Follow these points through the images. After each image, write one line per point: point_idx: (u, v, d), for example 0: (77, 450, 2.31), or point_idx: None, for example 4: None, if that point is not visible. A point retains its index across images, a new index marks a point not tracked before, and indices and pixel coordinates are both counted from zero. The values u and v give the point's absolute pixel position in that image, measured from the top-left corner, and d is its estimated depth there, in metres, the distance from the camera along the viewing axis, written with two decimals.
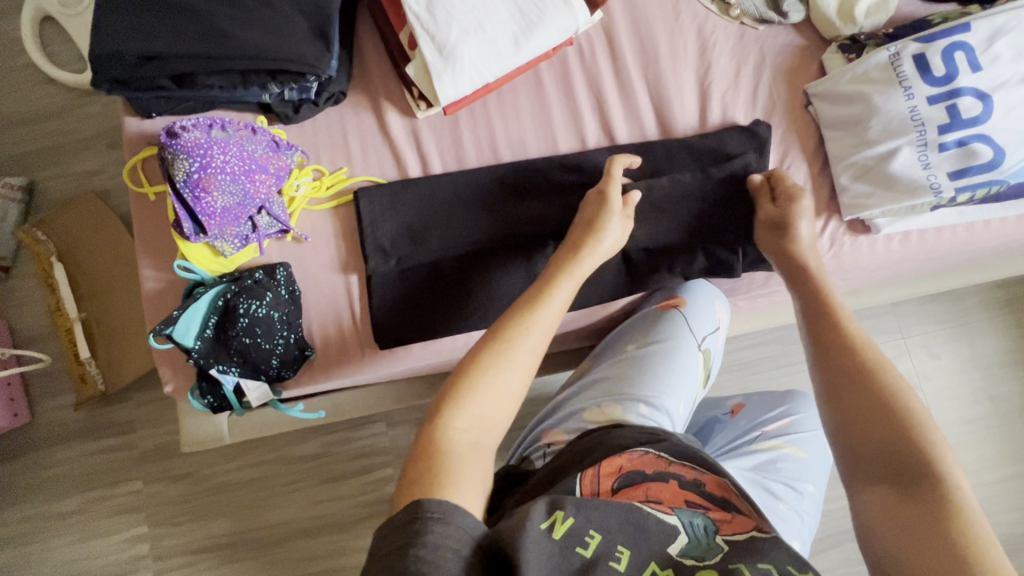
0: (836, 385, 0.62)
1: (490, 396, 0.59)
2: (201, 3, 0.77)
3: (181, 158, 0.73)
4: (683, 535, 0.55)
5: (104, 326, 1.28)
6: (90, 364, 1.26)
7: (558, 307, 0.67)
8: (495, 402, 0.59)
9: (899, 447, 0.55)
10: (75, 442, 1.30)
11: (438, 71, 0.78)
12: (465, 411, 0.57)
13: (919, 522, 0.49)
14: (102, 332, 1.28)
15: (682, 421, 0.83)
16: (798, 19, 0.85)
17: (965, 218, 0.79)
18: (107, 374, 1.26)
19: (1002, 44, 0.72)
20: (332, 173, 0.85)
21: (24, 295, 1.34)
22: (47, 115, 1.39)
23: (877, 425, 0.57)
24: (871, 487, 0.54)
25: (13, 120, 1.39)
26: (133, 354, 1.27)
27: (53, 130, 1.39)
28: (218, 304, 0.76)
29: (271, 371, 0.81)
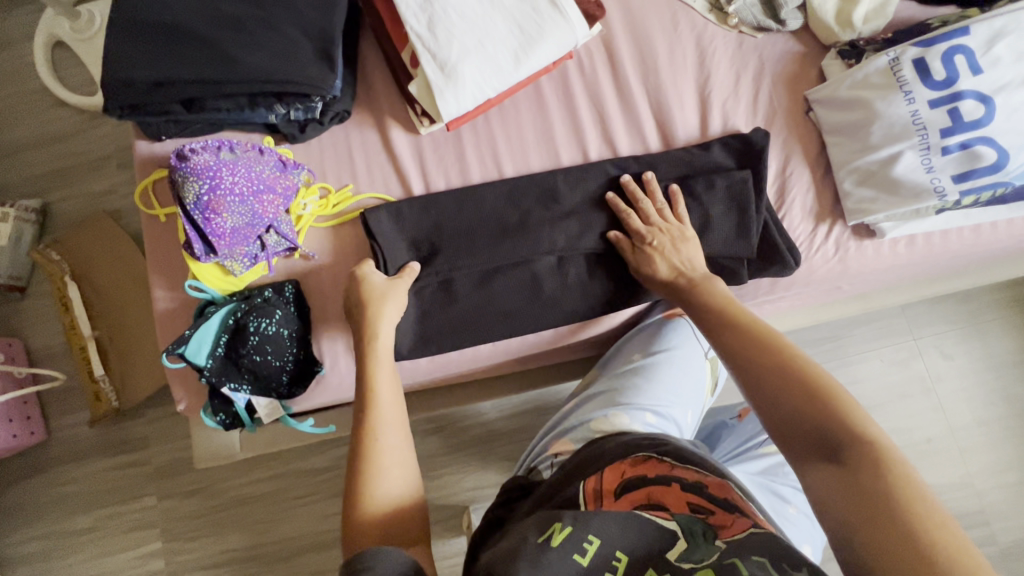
0: (747, 377, 0.63)
1: (391, 459, 0.66)
2: (207, 29, 0.79)
3: (191, 180, 0.74)
4: (683, 538, 0.54)
5: (118, 343, 1.30)
6: (104, 382, 1.28)
7: (389, 358, 0.74)
8: (396, 454, 0.67)
9: (820, 422, 0.56)
10: (90, 459, 1.31)
11: (440, 89, 0.79)
12: (379, 477, 0.65)
13: (860, 492, 0.51)
14: (115, 349, 1.30)
15: (690, 430, 0.84)
16: (796, 27, 0.86)
17: (971, 220, 0.79)
18: (121, 391, 1.28)
19: (1003, 46, 0.72)
20: (338, 191, 0.86)
21: (39, 314, 1.37)
22: (61, 137, 1.43)
23: (792, 404, 0.58)
24: (811, 467, 0.55)
25: (28, 143, 1.43)
26: (145, 370, 1.29)
27: (67, 152, 1.42)
28: (229, 323, 0.78)
29: (281, 389, 0.82)
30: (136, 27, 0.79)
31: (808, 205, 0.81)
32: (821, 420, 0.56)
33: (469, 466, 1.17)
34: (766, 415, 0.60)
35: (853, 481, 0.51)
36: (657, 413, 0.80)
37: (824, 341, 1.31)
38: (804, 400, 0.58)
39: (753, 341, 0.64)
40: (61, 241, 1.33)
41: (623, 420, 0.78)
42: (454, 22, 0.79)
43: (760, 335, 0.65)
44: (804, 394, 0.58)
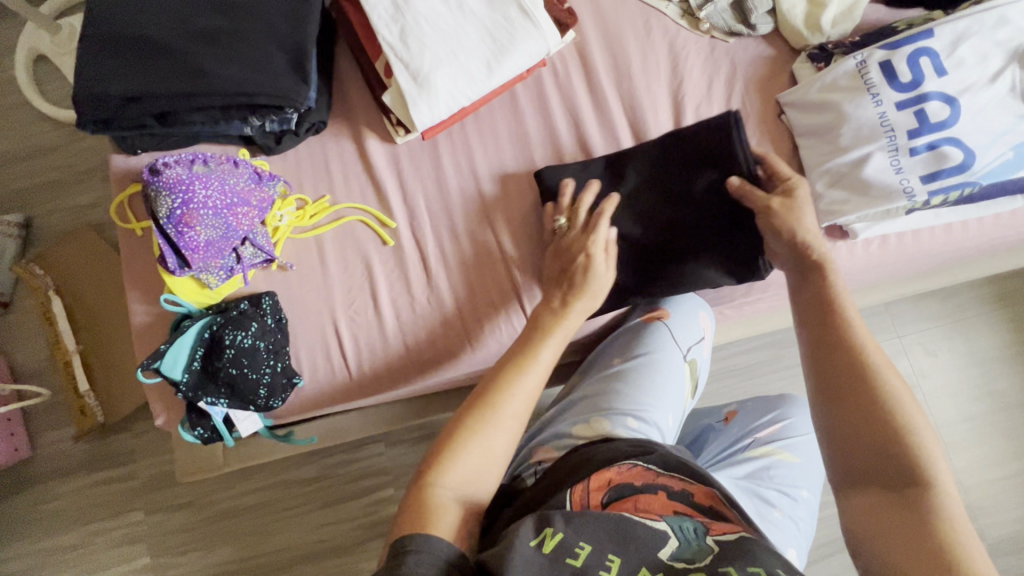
0: (837, 387, 0.61)
1: (469, 469, 0.61)
2: (179, 42, 0.79)
3: (164, 195, 0.74)
4: (674, 538, 0.55)
5: (102, 357, 1.29)
6: (89, 397, 1.27)
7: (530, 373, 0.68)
8: (480, 458, 0.62)
9: (885, 450, 0.56)
10: (75, 475, 1.30)
11: (413, 98, 0.79)
12: (453, 469, 0.61)
13: (905, 527, 0.52)
14: (99, 363, 1.29)
15: (673, 435, 0.83)
16: (767, 31, 0.87)
17: (942, 219, 0.79)
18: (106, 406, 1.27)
19: (966, 48, 0.73)
20: (315, 202, 0.86)
21: (22, 330, 1.36)
22: (42, 151, 1.42)
23: (872, 425, 0.57)
24: (859, 490, 0.56)
25: (9, 158, 1.42)
26: (130, 384, 1.28)
27: (48, 166, 1.42)
28: (205, 336, 0.77)
29: (259, 402, 0.79)
30: (108, 41, 0.79)
31: None
32: (890, 448, 0.56)
33: None
34: (831, 426, 0.60)
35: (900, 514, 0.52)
36: (640, 417, 0.80)
37: None
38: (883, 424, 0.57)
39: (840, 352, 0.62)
40: (43, 255, 1.32)
41: (605, 426, 0.78)
42: (426, 32, 0.80)
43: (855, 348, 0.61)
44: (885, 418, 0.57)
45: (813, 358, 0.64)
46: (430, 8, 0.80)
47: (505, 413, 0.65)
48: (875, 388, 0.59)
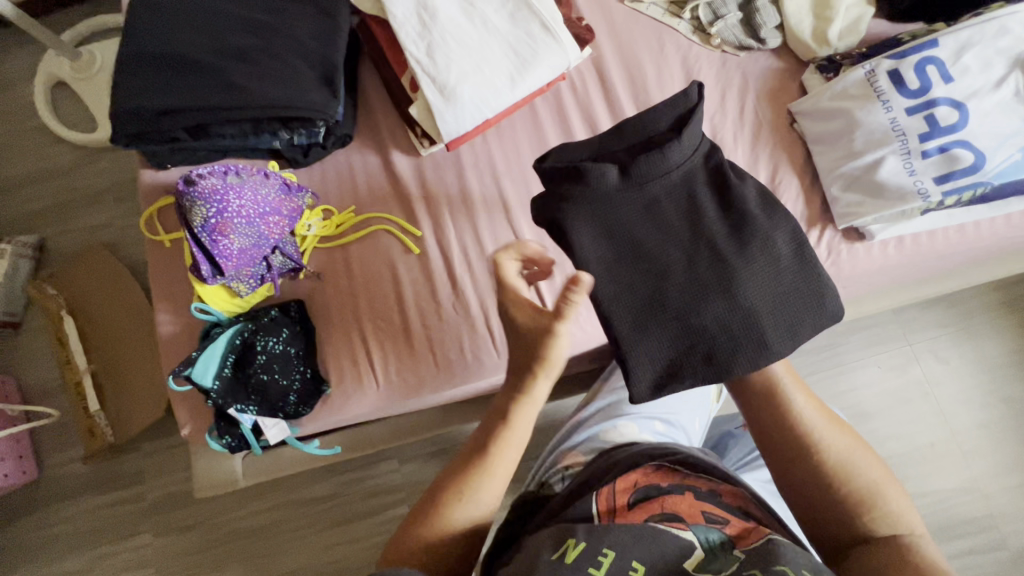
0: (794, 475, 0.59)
1: (472, 504, 0.57)
2: (212, 59, 0.82)
3: (199, 205, 0.75)
4: (699, 547, 0.53)
5: (112, 376, 1.29)
6: (99, 416, 1.26)
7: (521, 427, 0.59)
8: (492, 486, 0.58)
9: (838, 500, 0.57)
10: (84, 497, 1.28)
11: (440, 110, 0.82)
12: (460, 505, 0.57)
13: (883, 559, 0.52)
14: (112, 382, 1.28)
15: (699, 437, 0.85)
16: (776, 45, 0.91)
17: (954, 220, 0.82)
18: (116, 424, 1.26)
19: (971, 56, 0.76)
20: (342, 212, 0.89)
21: (33, 349, 1.36)
22: (59, 172, 1.44)
23: (827, 512, 0.57)
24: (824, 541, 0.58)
25: (27, 179, 1.44)
26: (142, 402, 1.27)
27: (65, 187, 1.44)
28: (236, 343, 0.78)
29: (289, 408, 0.81)
30: (143, 59, 0.82)
31: (798, 211, 0.84)
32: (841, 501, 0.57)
33: None
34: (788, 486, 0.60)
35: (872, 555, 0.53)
36: (665, 422, 0.81)
37: (821, 349, 1.33)
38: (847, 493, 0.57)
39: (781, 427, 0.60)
40: (58, 274, 1.33)
41: (631, 430, 0.79)
42: (452, 47, 0.83)
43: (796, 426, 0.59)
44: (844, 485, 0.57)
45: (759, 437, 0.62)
46: (456, 25, 0.84)
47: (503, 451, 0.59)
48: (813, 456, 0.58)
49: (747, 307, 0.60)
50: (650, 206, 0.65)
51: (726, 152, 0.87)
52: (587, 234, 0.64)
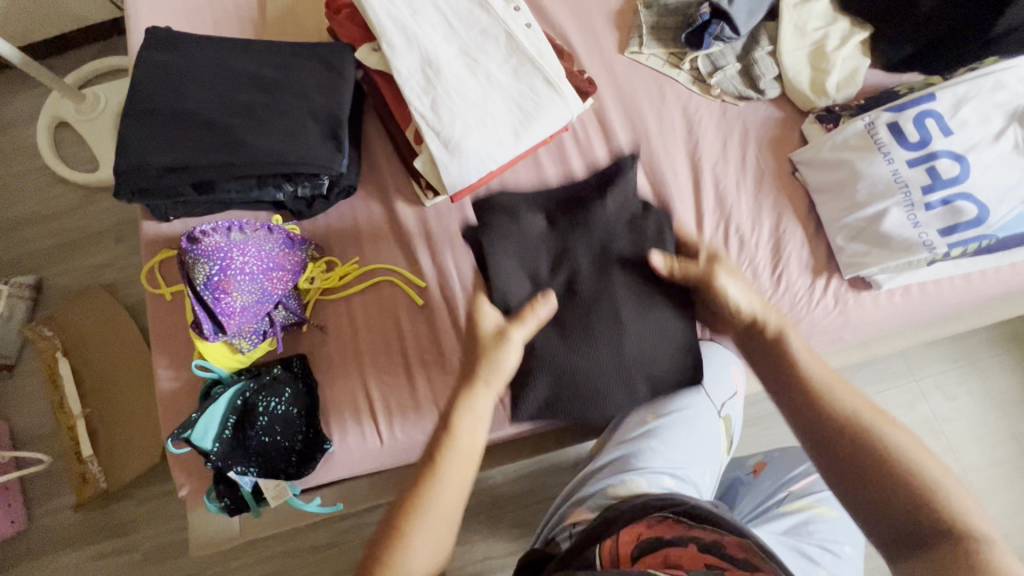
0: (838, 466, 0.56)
1: (418, 555, 0.56)
2: (217, 115, 0.82)
3: (201, 262, 0.75)
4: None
5: (107, 421, 1.26)
6: (92, 463, 1.23)
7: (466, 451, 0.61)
8: (441, 524, 0.58)
9: (889, 493, 0.53)
10: (73, 548, 1.24)
11: (445, 164, 0.82)
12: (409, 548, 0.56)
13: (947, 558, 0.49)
14: (106, 427, 1.26)
15: (710, 492, 0.83)
16: (775, 95, 0.92)
17: (961, 269, 0.81)
18: (109, 472, 1.23)
19: (969, 109, 0.77)
20: (345, 264, 0.88)
21: (25, 394, 1.33)
22: (59, 214, 1.44)
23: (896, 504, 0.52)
24: (902, 557, 0.51)
25: (26, 221, 1.44)
26: (136, 448, 1.24)
27: (64, 227, 1.43)
28: (236, 403, 0.76)
29: (290, 469, 0.79)
30: (149, 116, 0.82)
31: (803, 260, 0.84)
32: (899, 491, 0.53)
33: (478, 537, 1.14)
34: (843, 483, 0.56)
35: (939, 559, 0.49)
36: (677, 476, 0.79)
37: None
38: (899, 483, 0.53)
39: (808, 403, 0.59)
40: (54, 317, 1.31)
41: (641, 485, 0.77)
42: (456, 100, 0.84)
43: (825, 406, 0.58)
44: (888, 469, 0.54)
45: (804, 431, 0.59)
46: (458, 79, 0.85)
47: (449, 474, 0.59)
48: (869, 440, 0.55)
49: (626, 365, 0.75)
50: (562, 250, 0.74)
51: (729, 202, 0.88)
52: (504, 258, 0.70)
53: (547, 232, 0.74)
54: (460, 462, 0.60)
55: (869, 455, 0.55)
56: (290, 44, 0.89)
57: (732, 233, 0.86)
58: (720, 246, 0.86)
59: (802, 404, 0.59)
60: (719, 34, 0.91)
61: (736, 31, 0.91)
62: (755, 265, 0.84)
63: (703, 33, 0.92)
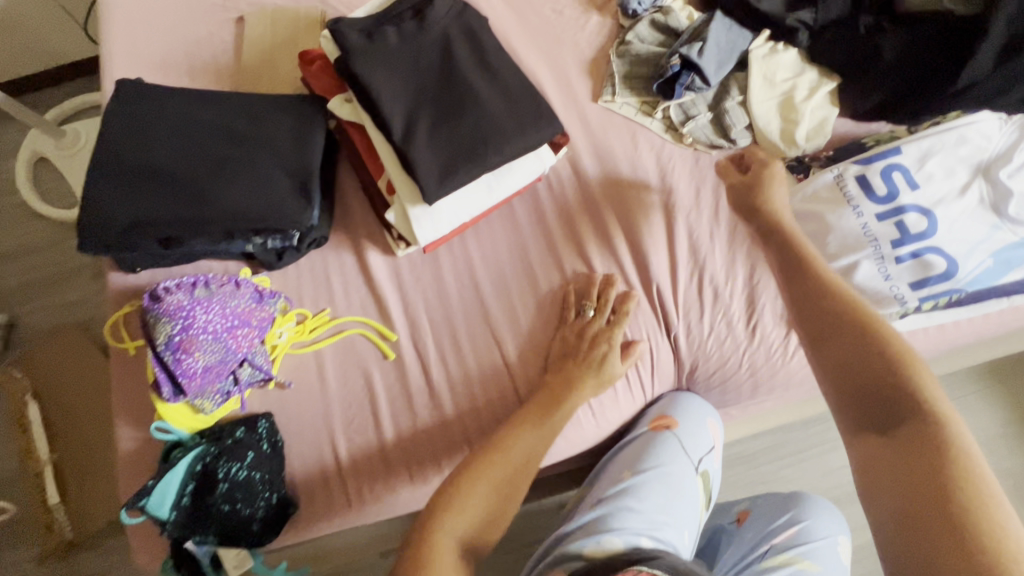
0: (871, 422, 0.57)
1: (459, 518, 0.68)
2: (186, 169, 0.81)
3: (163, 321, 0.73)
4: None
5: (75, 469, 1.21)
6: (58, 511, 1.19)
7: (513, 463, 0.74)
8: (468, 522, 0.68)
9: (890, 393, 0.57)
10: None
11: (417, 215, 0.81)
12: (450, 519, 0.68)
13: (918, 463, 0.52)
14: (73, 476, 1.21)
15: (688, 552, 0.79)
16: (746, 144, 0.93)
17: (936, 322, 0.79)
18: (75, 522, 1.20)
19: (934, 163, 0.78)
20: (315, 315, 0.87)
21: None
22: (34, 250, 1.42)
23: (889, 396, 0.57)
24: (864, 434, 0.57)
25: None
26: (103, 497, 1.20)
27: (38, 265, 1.40)
28: (196, 469, 0.72)
29: (251, 537, 0.75)
30: (115, 170, 0.81)
31: (778, 310, 0.84)
32: (897, 395, 0.57)
33: None
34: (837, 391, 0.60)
35: (915, 455, 0.53)
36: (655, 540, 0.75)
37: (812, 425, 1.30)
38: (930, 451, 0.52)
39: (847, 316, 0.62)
40: (24, 359, 1.28)
41: (619, 546, 0.72)
42: (442, 144, 0.79)
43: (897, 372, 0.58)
44: (908, 434, 0.54)
45: (811, 343, 0.63)
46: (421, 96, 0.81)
47: (500, 466, 0.73)
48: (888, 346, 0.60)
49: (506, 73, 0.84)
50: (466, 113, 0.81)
51: (703, 252, 0.87)
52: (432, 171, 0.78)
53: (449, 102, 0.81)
54: (515, 463, 0.75)
55: (913, 425, 0.55)
56: (263, 96, 0.89)
57: (706, 283, 0.86)
58: (694, 297, 0.86)
59: (862, 345, 0.60)
60: (690, 84, 0.93)
61: (707, 81, 0.92)
62: (729, 317, 0.84)
63: (674, 83, 0.94)
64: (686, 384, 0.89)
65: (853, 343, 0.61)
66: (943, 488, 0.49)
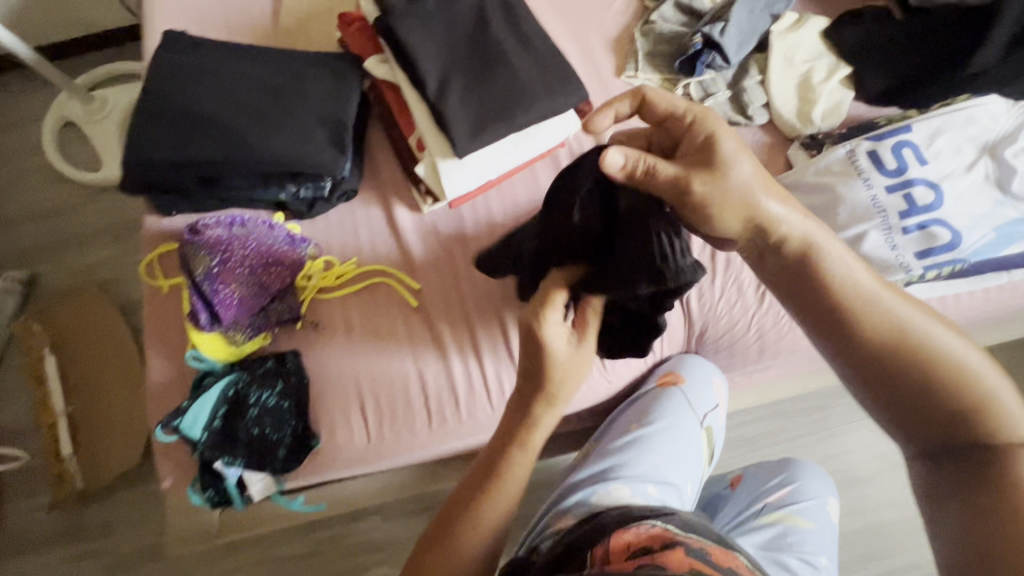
0: (867, 375, 0.56)
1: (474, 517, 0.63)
2: (226, 115, 0.85)
3: (204, 254, 0.78)
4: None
5: (93, 421, 1.25)
6: (70, 462, 1.22)
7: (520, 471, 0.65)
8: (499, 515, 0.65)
9: (898, 378, 0.55)
10: (50, 549, 1.23)
11: (447, 170, 0.85)
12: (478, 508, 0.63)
13: (932, 424, 0.54)
14: (87, 426, 1.25)
15: (693, 500, 0.88)
16: (762, 121, 0.96)
17: (939, 292, 0.82)
18: (88, 472, 1.23)
19: (943, 141, 0.81)
20: (343, 263, 0.89)
21: (14, 389, 1.33)
22: (60, 211, 1.46)
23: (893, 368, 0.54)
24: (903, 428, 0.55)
25: (25, 218, 1.45)
26: (119, 445, 1.25)
27: (60, 228, 1.44)
28: (228, 394, 0.77)
29: (276, 464, 0.78)
30: (163, 112, 0.85)
31: None
32: (910, 374, 0.54)
33: None
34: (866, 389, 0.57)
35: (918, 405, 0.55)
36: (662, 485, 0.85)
37: (811, 411, 1.32)
38: (956, 394, 0.54)
39: (823, 300, 0.57)
40: (47, 312, 1.32)
41: (625, 492, 0.81)
42: (472, 104, 0.83)
43: (866, 323, 0.55)
44: (909, 377, 0.54)
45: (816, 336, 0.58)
46: (451, 53, 0.86)
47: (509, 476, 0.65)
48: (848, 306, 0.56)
49: (536, 42, 0.88)
50: (493, 72, 0.85)
51: None
52: (461, 124, 0.82)
53: (478, 64, 0.86)
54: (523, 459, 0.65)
55: (905, 376, 0.54)
56: (302, 52, 0.93)
57: (719, 251, 0.89)
58: (707, 263, 0.89)
59: (837, 336, 0.57)
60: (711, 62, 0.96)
61: (727, 60, 0.96)
62: (740, 283, 0.88)
63: (695, 61, 0.97)
64: (695, 347, 0.92)
65: (805, 287, 0.57)
66: (958, 415, 0.53)
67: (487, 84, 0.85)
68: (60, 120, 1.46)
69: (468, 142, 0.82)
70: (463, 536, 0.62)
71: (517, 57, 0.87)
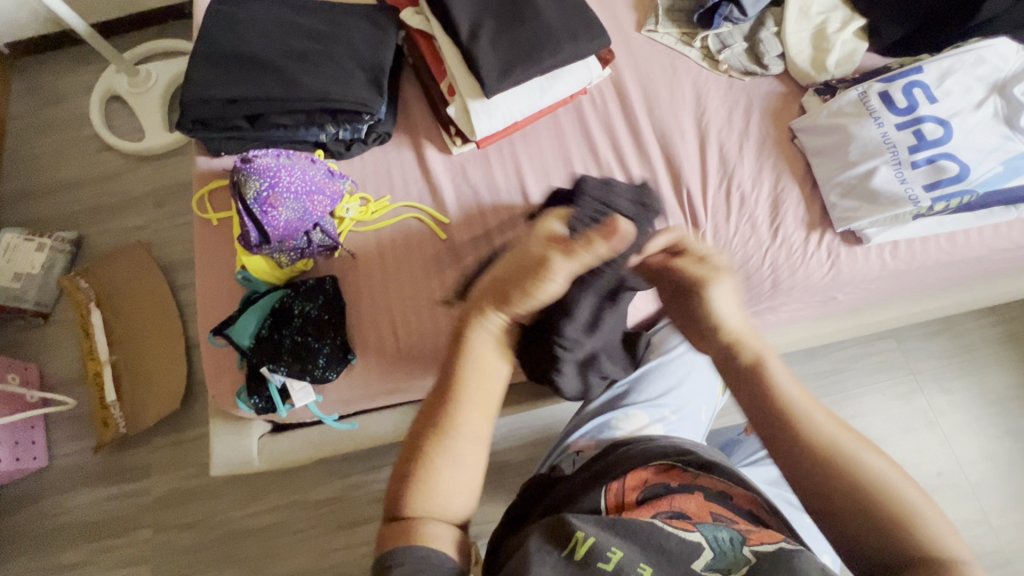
0: (780, 451, 0.56)
1: (457, 458, 0.59)
2: (275, 59, 0.92)
3: (253, 178, 0.85)
4: (709, 549, 0.56)
5: (131, 370, 1.30)
6: (114, 408, 1.28)
7: (485, 386, 0.62)
8: (477, 423, 0.61)
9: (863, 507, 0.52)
10: (88, 490, 1.28)
11: (476, 109, 0.91)
12: (461, 426, 0.60)
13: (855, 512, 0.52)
14: (129, 375, 1.30)
15: (704, 424, 0.93)
16: (778, 71, 1.00)
17: (946, 227, 0.89)
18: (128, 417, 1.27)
19: (953, 81, 0.86)
20: (377, 201, 0.95)
21: (56, 341, 1.38)
22: (102, 177, 1.50)
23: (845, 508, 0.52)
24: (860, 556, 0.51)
25: (69, 182, 1.50)
26: (158, 396, 1.28)
27: (103, 191, 1.49)
28: (274, 307, 0.86)
29: (316, 371, 0.84)
30: (219, 57, 0.92)
31: (799, 216, 0.91)
32: (857, 498, 0.52)
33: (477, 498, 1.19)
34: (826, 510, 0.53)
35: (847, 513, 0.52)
36: (676, 411, 0.89)
37: (825, 375, 1.35)
38: (890, 533, 0.50)
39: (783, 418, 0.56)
40: (89, 269, 1.37)
41: (643, 418, 0.86)
42: (502, 46, 0.90)
43: (803, 431, 0.55)
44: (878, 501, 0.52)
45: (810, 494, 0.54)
46: (481, 1, 0.92)
47: (479, 384, 0.61)
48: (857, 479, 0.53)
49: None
50: (522, 17, 0.92)
51: (733, 164, 0.95)
52: (492, 63, 0.88)
53: (506, 12, 0.92)
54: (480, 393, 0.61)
55: (902, 545, 0.50)
56: (341, 5, 1.00)
57: (734, 190, 0.93)
58: (722, 201, 0.93)
59: (754, 395, 0.57)
60: (728, 15, 1.00)
61: (744, 13, 0.99)
62: (754, 219, 0.92)
63: (713, 14, 1.01)
64: None
65: (747, 381, 0.58)
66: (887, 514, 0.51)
67: (513, 29, 0.90)
68: (106, 94, 1.52)
69: (496, 81, 0.87)
70: (433, 455, 0.59)
71: (543, 6, 0.93)
